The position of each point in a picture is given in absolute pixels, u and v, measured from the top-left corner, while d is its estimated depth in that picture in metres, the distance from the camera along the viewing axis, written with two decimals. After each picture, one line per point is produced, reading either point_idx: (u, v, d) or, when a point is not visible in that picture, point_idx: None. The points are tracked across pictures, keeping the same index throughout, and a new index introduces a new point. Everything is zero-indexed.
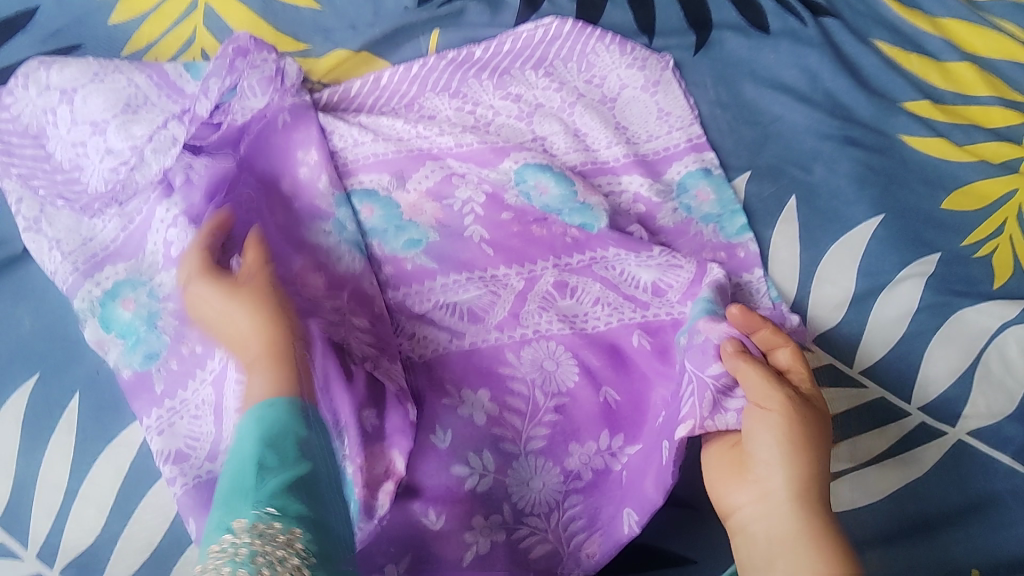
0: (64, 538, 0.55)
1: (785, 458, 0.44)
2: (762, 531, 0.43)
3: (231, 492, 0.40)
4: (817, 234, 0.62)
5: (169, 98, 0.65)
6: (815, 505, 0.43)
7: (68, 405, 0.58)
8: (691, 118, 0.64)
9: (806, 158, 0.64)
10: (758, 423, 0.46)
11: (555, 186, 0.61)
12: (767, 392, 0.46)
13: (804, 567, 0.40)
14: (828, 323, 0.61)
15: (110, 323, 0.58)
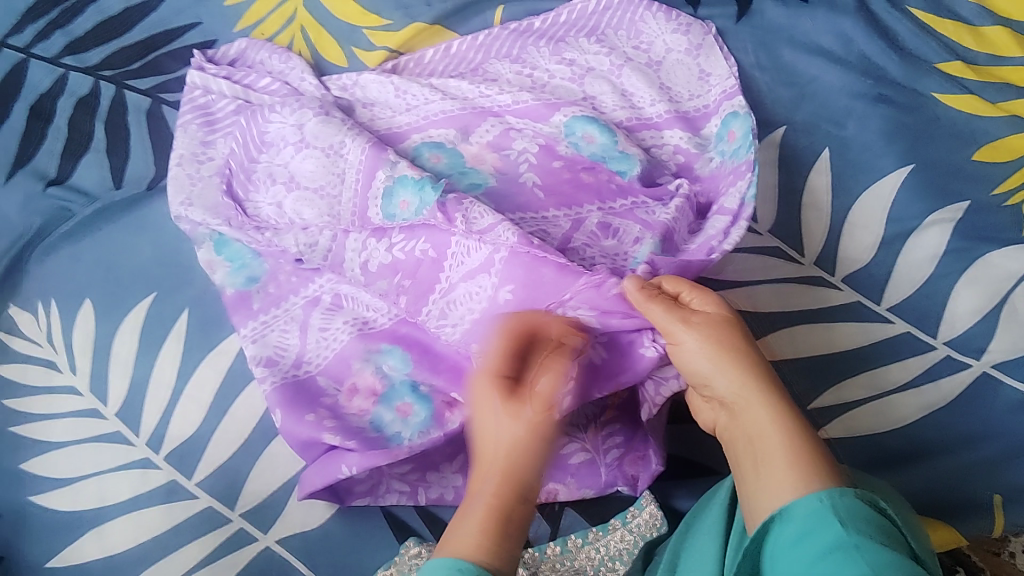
0: (170, 430, 0.65)
1: (715, 367, 0.49)
2: (735, 439, 0.48)
3: None
4: (847, 184, 0.67)
5: (272, 64, 0.75)
6: (757, 391, 0.47)
7: (177, 320, 0.68)
8: (729, 74, 0.69)
9: (840, 115, 0.69)
10: (688, 359, 0.50)
11: (600, 136, 0.68)
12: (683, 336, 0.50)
13: (768, 465, 0.44)
14: (858, 264, 0.65)
15: (221, 248, 0.67)
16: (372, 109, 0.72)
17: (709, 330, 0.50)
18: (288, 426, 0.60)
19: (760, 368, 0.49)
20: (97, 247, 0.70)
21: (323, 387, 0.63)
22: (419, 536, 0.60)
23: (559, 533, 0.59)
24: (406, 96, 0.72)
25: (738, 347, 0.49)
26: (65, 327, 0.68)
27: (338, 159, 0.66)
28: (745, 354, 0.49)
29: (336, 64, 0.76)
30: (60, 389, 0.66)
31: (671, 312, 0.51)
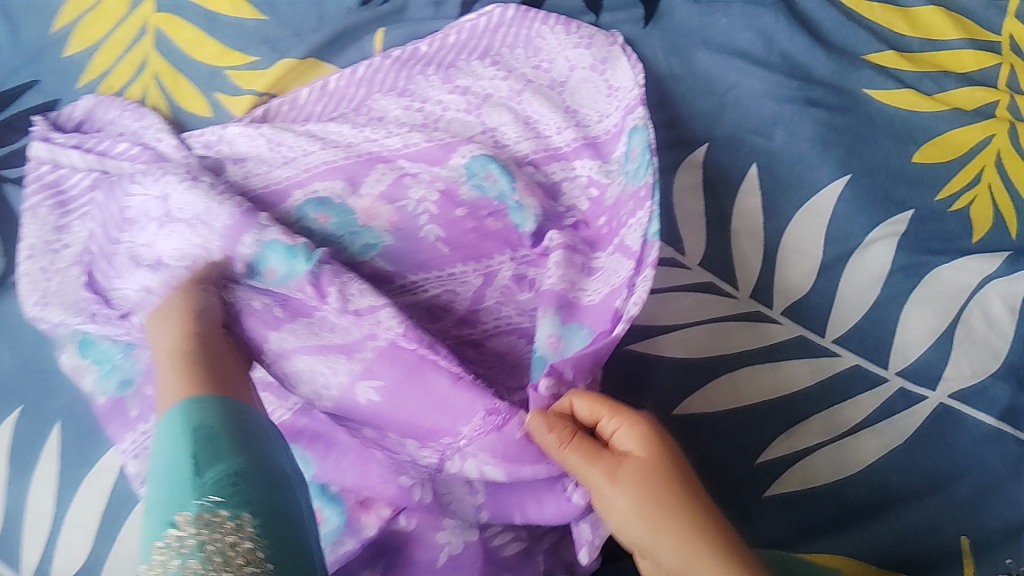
0: (55, 563, 0.57)
1: (650, 529, 0.41)
2: None
3: (172, 486, 0.38)
4: (780, 203, 0.60)
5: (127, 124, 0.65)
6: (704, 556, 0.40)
7: (50, 434, 0.60)
8: (635, 86, 0.61)
9: (766, 124, 0.62)
10: (613, 516, 0.42)
11: (500, 176, 0.59)
12: (604, 488, 0.42)
13: None
14: (799, 292, 0.59)
15: (87, 350, 0.59)
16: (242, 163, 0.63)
17: (637, 482, 0.42)
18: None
19: (707, 523, 0.40)
20: None
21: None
22: None
23: None
24: (281, 148, 0.63)
25: (675, 501, 0.41)
26: None
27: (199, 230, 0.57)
28: (688, 509, 0.41)
29: (197, 114, 0.67)
30: None
31: (592, 465, 0.43)
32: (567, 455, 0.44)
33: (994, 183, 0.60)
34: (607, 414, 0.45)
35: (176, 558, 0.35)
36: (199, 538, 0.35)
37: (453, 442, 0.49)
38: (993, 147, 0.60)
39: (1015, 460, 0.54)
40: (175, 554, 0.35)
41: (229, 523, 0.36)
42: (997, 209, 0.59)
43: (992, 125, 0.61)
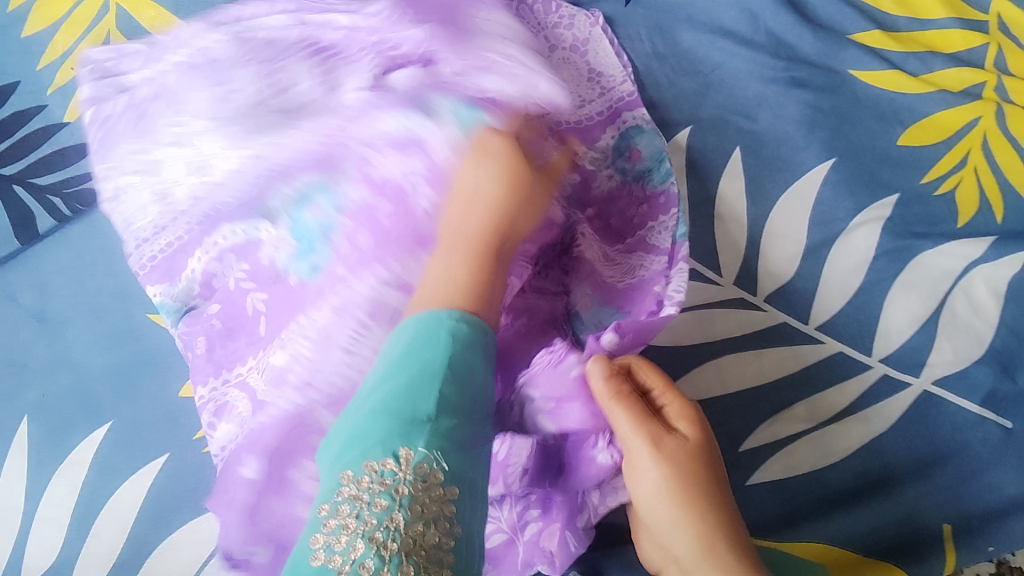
0: (28, 558, 0.56)
1: (676, 509, 0.41)
2: None
3: (383, 408, 0.38)
4: (765, 185, 0.59)
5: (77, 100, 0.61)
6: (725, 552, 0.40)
7: (18, 428, 0.58)
8: (623, 75, 0.61)
9: (751, 105, 0.60)
10: (639, 484, 0.43)
11: None
12: (643, 453, 0.42)
13: None
14: (783, 277, 0.58)
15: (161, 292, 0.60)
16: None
17: (680, 461, 0.42)
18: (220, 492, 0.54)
19: (735, 525, 0.41)
20: None
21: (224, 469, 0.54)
22: None
23: None
24: None
25: (706, 490, 0.42)
26: None
27: (184, 215, 0.57)
28: (716, 502, 0.42)
29: None
30: None
31: (641, 428, 0.42)
32: (615, 408, 0.43)
33: (981, 166, 0.59)
34: (662, 386, 0.45)
35: (380, 495, 0.35)
36: (401, 490, 0.36)
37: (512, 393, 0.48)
38: (980, 128, 0.59)
39: (997, 445, 0.54)
40: (382, 492, 0.35)
41: (436, 486, 0.36)
42: (983, 192, 0.58)
43: (981, 106, 0.60)
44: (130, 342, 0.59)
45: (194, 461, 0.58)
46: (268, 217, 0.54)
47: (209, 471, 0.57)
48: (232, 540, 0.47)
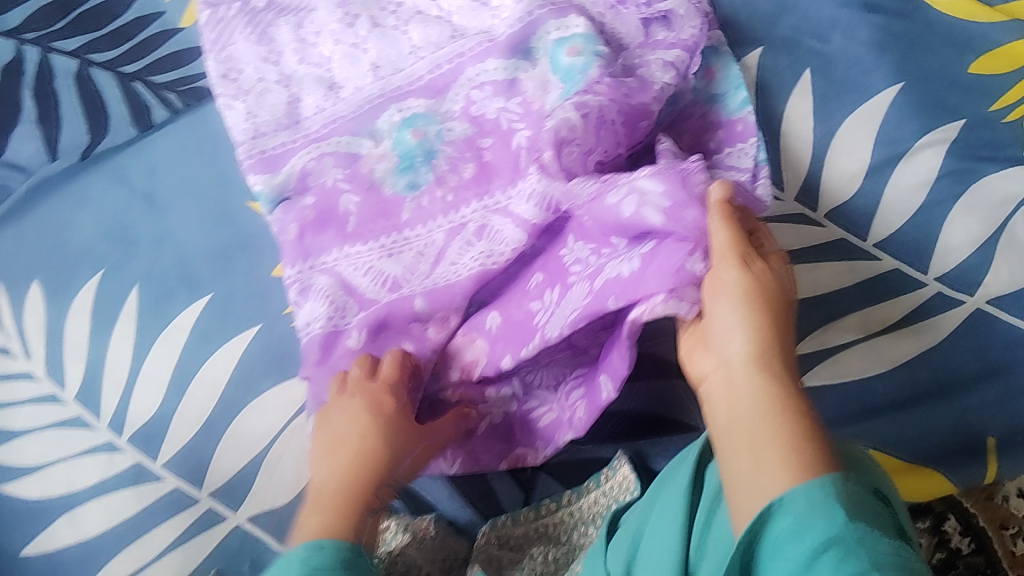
0: (131, 411, 0.63)
1: (745, 318, 0.45)
2: (724, 399, 0.44)
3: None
4: (833, 106, 0.61)
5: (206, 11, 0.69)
6: (778, 369, 0.43)
7: (129, 296, 0.65)
8: None
9: (824, 28, 0.62)
10: (717, 291, 0.47)
11: (574, 51, 0.60)
12: (727, 263, 0.47)
13: (769, 464, 0.39)
14: (844, 195, 0.59)
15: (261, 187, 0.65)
16: (314, 50, 0.67)
17: (761, 282, 0.47)
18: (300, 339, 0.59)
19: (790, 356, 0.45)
20: (39, 224, 0.67)
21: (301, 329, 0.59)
22: (390, 508, 0.59)
23: (533, 499, 0.58)
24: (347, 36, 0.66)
25: (777, 316, 0.45)
26: (15, 311, 0.66)
27: (304, 118, 0.65)
28: (781, 330, 0.45)
29: None
30: (16, 375, 0.65)
31: (735, 246, 0.47)
32: (724, 218, 0.48)
33: None
34: (772, 237, 0.50)
35: None
36: None
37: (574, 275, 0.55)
38: None
39: None
40: None
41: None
42: None
43: None
44: (228, 225, 0.65)
45: (279, 335, 0.63)
46: (371, 137, 0.64)
47: (294, 346, 0.63)
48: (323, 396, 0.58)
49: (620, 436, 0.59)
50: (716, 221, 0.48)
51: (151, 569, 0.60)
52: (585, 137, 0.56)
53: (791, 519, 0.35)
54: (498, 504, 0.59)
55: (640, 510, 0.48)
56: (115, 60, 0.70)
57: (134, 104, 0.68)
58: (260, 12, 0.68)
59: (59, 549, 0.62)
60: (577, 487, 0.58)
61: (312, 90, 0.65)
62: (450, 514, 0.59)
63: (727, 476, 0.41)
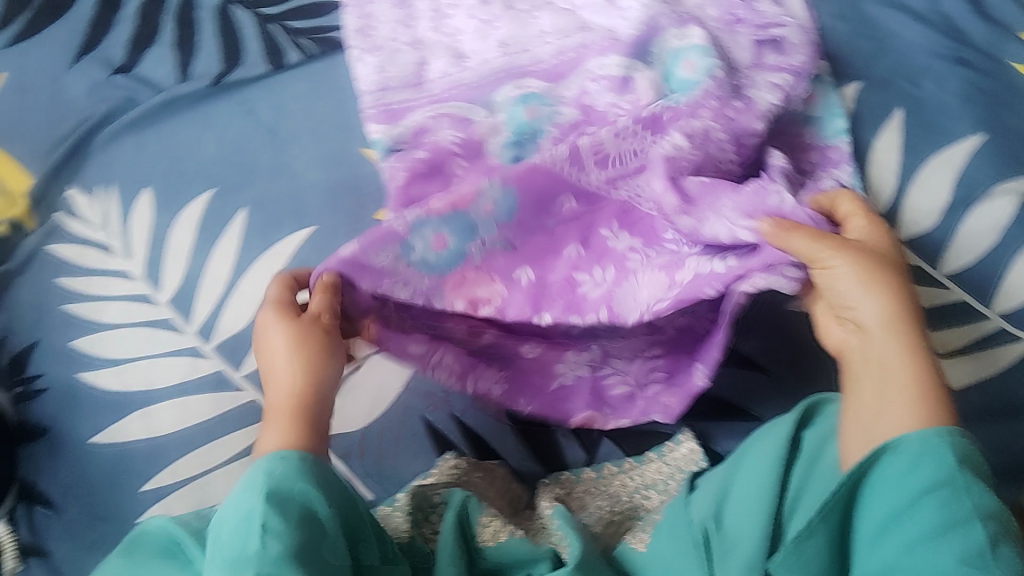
0: (222, 322, 0.66)
1: (873, 293, 0.49)
2: (859, 359, 0.49)
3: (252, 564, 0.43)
4: (920, 144, 0.66)
5: None
6: (903, 327, 0.48)
7: (235, 218, 0.68)
8: (810, 25, 0.68)
9: (919, 74, 0.68)
10: (828, 276, 0.51)
11: (693, 63, 0.62)
12: (820, 249, 0.51)
13: (904, 420, 0.44)
14: (922, 226, 0.63)
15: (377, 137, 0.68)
16: (448, 22, 0.72)
17: (863, 258, 0.51)
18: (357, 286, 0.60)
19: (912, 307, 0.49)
20: (161, 138, 0.71)
21: (385, 276, 0.56)
22: (457, 449, 0.62)
23: (594, 460, 0.61)
24: (483, 13, 0.72)
25: (893, 280, 0.50)
26: (124, 213, 0.69)
27: (429, 77, 0.69)
28: (901, 290, 0.50)
29: None
30: (114, 272, 0.68)
31: (820, 237, 0.51)
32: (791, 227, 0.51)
33: None
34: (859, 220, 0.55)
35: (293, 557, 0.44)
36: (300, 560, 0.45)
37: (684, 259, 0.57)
38: None
39: None
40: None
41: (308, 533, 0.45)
42: None
43: None
44: (341, 165, 0.69)
45: None
46: (488, 108, 0.66)
47: None
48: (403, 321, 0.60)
49: (684, 412, 0.61)
50: (789, 232, 0.51)
51: (217, 474, 0.62)
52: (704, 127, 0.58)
53: (901, 457, 0.41)
54: (560, 461, 0.61)
55: (723, 472, 0.50)
56: (257, 2, 0.75)
57: (268, 44, 0.73)
58: None
59: (129, 442, 0.64)
60: (639, 455, 0.61)
61: (440, 56, 0.70)
62: (513, 463, 0.62)
63: (841, 427, 0.46)
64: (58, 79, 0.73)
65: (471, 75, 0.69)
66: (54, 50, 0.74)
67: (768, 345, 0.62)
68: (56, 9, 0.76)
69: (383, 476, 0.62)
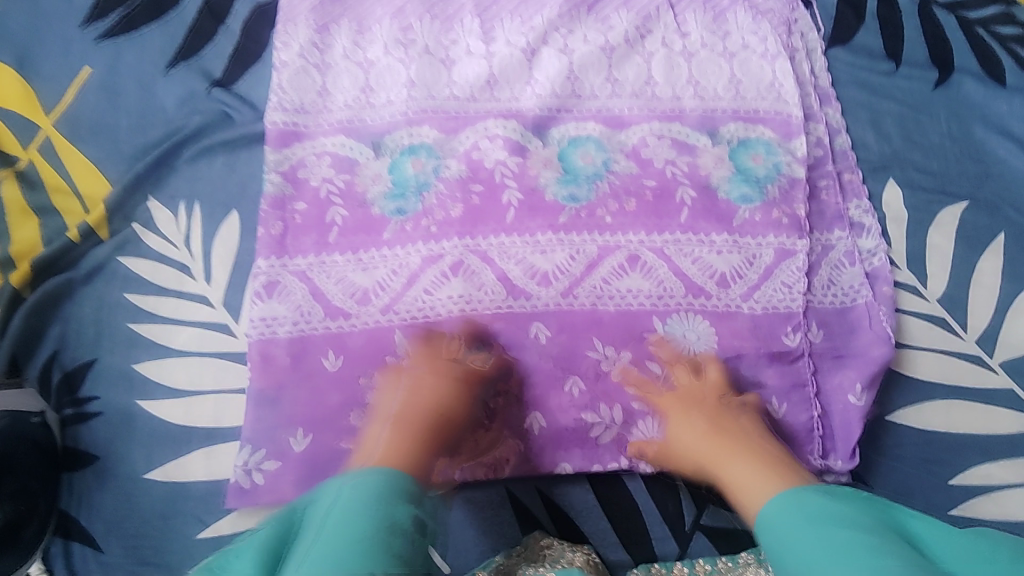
0: None
1: (718, 433, 0.57)
2: (697, 443, 0.58)
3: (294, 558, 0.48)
4: (1020, 272, 0.67)
5: (370, 82, 0.69)
6: (747, 458, 0.54)
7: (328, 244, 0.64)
8: (753, 93, 0.70)
9: (1022, 204, 0.69)
10: (696, 411, 0.59)
11: (596, 156, 0.68)
12: (711, 424, 0.58)
13: (760, 478, 0.52)
14: (1019, 351, 0.64)
15: (394, 170, 0.66)
16: (404, 96, 0.69)
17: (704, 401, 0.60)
18: (274, 436, 0.59)
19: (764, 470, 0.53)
20: (254, 162, 0.67)
21: (492, 115, 0.68)
22: (543, 528, 0.59)
23: (686, 556, 0.59)
24: (403, 130, 0.68)
25: (716, 411, 0.58)
26: (206, 235, 0.65)
27: (372, 110, 0.68)
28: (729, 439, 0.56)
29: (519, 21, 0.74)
30: (190, 296, 0.63)
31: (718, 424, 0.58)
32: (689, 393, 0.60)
33: None
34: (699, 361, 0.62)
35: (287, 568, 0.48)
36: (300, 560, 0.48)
37: (701, 17, 0.73)
38: None
39: None
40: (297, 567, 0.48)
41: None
42: None
43: None
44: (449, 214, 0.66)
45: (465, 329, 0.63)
46: (540, 137, 0.68)
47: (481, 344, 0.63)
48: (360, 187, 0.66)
49: None
50: (698, 423, 0.58)
51: None
52: (705, 204, 0.66)
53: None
54: (651, 552, 0.59)
55: None
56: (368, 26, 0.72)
57: None
58: (343, 59, 0.70)
59: (188, 482, 0.59)
60: (733, 554, 0.58)
61: (389, 86, 0.69)
62: (602, 549, 0.59)
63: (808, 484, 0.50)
64: (149, 83, 0.69)
65: (573, 84, 0.70)
66: (149, 54, 0.70)
67: (865, 455, 0.62)
68: (154, 9, 0.72)
69: (464, 552, 0.58)
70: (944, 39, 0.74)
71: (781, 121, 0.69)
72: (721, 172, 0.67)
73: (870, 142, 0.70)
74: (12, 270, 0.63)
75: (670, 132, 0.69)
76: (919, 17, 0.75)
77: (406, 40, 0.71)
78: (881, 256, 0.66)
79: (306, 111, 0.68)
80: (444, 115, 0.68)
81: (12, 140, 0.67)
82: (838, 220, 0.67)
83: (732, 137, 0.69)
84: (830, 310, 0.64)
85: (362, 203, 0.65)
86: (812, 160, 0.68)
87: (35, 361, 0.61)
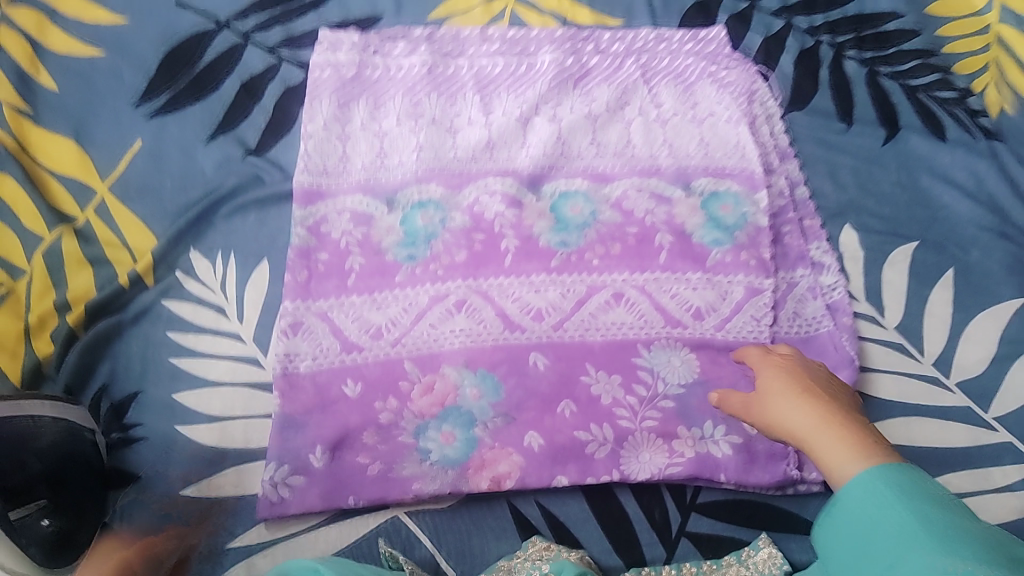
0: None
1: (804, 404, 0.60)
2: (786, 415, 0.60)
3: None
4: (968, 302, 0.74)
5: (384, 147, 0.79)
6: (832, 428, 0.57)
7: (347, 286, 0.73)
8: (721, 152, 0.79)
9: (966, 242, 0.77)
10: (783, 390, 0.62)
11: (585, 208, 0.76)
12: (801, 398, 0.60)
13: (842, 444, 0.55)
14: (971, 372, 0.71)
15: (406, 222, 0.75)
16: (414, 159, 0.78)
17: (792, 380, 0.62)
18: (299, 454, 0.66)
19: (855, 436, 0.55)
20: (283, 217, 0.77)
21: (492, 174, 0.78)
22: (540, 534, 0.65)
23: (673, 559, 0.64)
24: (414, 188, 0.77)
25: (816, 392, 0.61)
26: (240, 281, 0.74)
27: (386, 171, 0.78)
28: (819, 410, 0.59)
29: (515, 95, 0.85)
30: (225, 333, 0.71)
31: (809, 395, 0.60)
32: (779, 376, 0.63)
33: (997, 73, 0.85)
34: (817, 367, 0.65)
35: None
36: None
37: (674, 89, 0.83)
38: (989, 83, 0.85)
39: None
40: None
41: None
42: None
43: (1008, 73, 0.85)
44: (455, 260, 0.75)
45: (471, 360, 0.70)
46: (535, 192, 0.77)
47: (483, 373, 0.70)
48: (375, 237, 0.74)
49: (757, 524, 0.66)
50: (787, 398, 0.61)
51: (306, 539, 0.65)
52: (681, 247, 0.74)
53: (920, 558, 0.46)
54: (641, 557, 0.64)
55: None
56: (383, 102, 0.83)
57: None
58: (360, 129, 0.80)
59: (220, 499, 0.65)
60: (716, 558, 0.64)
61: (401, 150, 0.79)
62: (597, 555, 0.64)
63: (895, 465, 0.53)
64: (192, 152, 0.79)
65: (563, 146, 0.80)
66: (192, 128, 0.80)
67: None
68: (198, 90, 0.82)
69: (468, 559, 0.64)
70: (890, 103, 0.84)
71: (746, 174, 0.78)
72: (695, 219, 0.76)
73: (827, 192, 0.79)
74: (68, 313, 0.71)
75: (649, 186, 0.78)
76: (867, 84, 0.85)
77: (415, 113, 0.81)
78: (841, 290, 0.74)
79: (329, 173, 0.77)
80: (449, 176, 0.78)
81: (72, 202, 0.76)
82: (800, 260, 0.75)
83: (703, 190, 0.78)
84: (796, 337, 0.72)
85: (378, 251, 0.74)
86: (776, 208, 0.77)
87: (87, 392, 0.69)
